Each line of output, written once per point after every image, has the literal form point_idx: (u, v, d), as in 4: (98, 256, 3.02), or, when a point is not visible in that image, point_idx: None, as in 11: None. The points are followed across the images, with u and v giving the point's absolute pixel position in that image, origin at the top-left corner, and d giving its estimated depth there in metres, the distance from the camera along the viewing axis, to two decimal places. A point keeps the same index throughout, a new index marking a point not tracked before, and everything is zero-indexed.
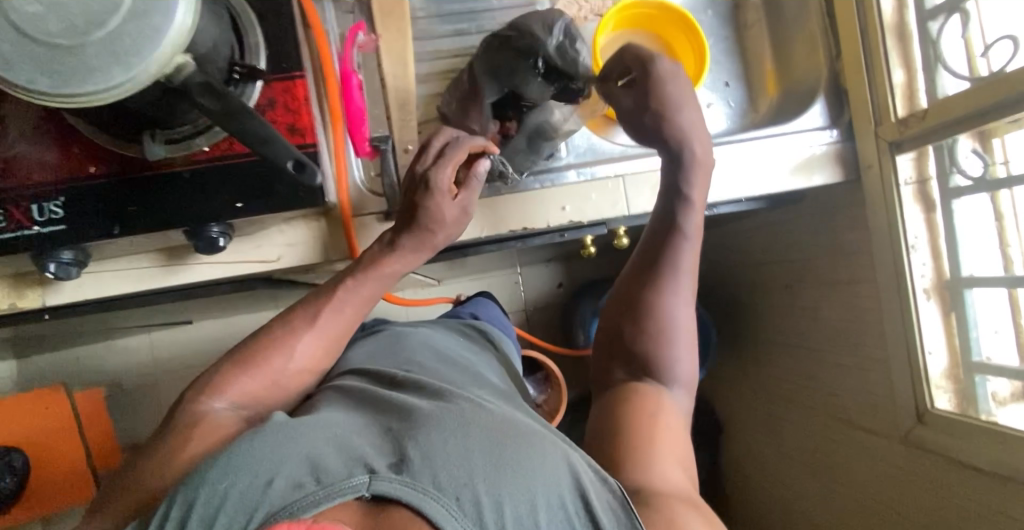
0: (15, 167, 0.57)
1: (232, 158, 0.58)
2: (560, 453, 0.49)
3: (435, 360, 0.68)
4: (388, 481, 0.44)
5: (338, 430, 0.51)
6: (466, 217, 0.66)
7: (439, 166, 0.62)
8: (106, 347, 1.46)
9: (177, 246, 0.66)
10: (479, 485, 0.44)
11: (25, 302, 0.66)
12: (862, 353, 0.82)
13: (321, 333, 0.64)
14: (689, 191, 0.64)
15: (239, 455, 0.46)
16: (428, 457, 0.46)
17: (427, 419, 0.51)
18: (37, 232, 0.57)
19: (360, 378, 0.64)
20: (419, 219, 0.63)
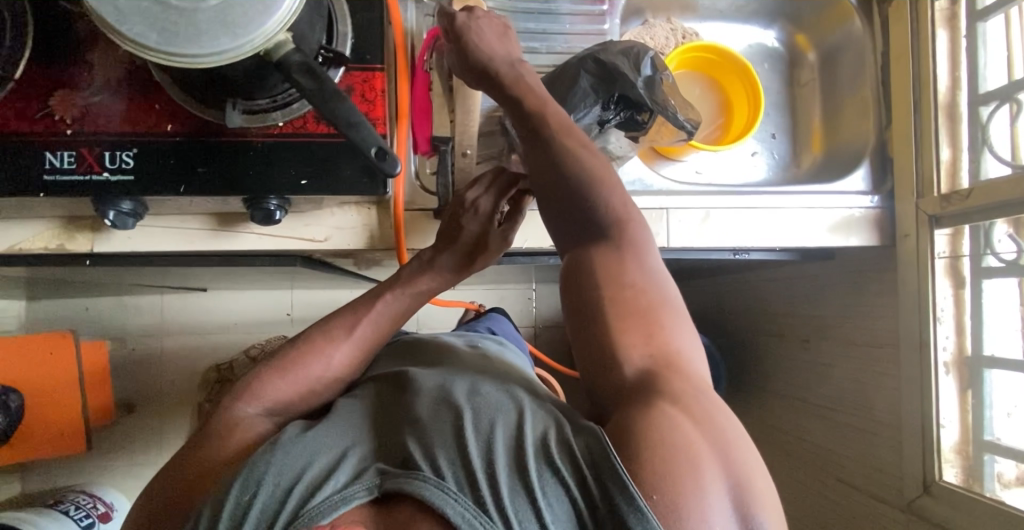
0: (94, 115, 0.59)
1: (305, 137, 0.60)
2: (559, 428, 0.47)
3: (448, 358, 0.67)
4: (397, 478, 0.44)
5: (348, 435, 0.51)
6: (506, 244, 0.68)
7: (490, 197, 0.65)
8: (118, 303, 1.48)
9: (230, 213, 0.68)
10: (475, 466, 0.43)
11: (74, 245, 0.67)
12: (872, 416, 0.83)
13: (360, 343, 0.64)
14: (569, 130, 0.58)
15: (257, 465, 0.46)
16: (428, 445, 0.45)
17: (426, 413, 0.50)
18: (104, 179, 0.59)
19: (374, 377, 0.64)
20: (462, 241, 0.66)
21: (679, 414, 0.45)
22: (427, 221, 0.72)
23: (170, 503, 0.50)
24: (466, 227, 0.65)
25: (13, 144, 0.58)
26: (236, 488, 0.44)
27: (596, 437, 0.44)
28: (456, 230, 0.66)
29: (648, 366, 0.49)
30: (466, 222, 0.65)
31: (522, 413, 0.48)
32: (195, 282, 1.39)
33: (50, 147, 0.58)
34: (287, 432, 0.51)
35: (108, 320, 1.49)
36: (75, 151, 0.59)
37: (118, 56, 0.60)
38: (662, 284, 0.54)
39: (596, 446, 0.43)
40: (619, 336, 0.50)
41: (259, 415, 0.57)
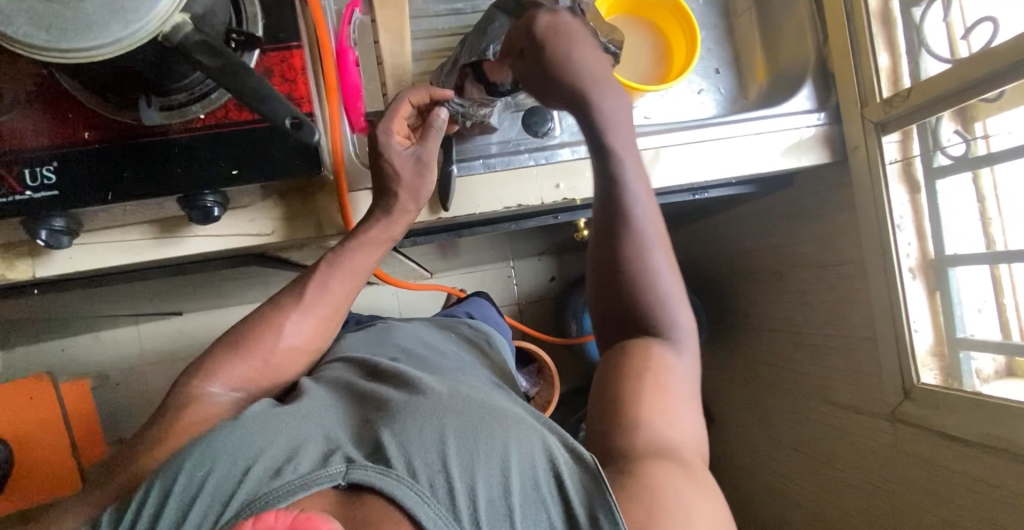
0: (5, 134, 0.56)
1: (229, 126, 0.59)
2: (536, 434, 0.49)
3: (422, 349, 0.67)
4: (365, 469, 0.45)
5: (315, 421, 0.51)
6: (426, 167, 0.64)
7: (387, 121, 0.63)
8: (94, 339, 1.46)
9: (171, 218, 0.66)
10: (453, 467, 0.45)
11: (14, 273, 0.65)
12: (849, 334, 0.84)
13: (313, 314, 0.64)
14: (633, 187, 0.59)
15: (215, 444, 0.47)
16: (403, 443, 0.47)
17: (404, 408, 0.51)
18: (29, 197, 0.57)
19: (341, 368, 0.65)
20: (377, 181, 0.64)
21: (681, 473, 0.47)
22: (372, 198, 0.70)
23: (124, 471, 0.52)
24: (379, 162, 0.63)
25: None
26: (190, 462, 0.45)
27: (592, 467, 0.46)
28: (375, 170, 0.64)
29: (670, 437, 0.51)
30: (376, 158, 0.63)
31: (507, 414, 0.50)
32: (168, 306, 1.37)
33: None
34: (251, 410, 0.51)
35: (89, 357, 1.47)
36: None
37: (26, 67, 0.57)
38: (686, 372, 0.57)
39: (590, 479, 0.46)
40: (648, 402, 0.52)
41: (220, 392, 0.58)
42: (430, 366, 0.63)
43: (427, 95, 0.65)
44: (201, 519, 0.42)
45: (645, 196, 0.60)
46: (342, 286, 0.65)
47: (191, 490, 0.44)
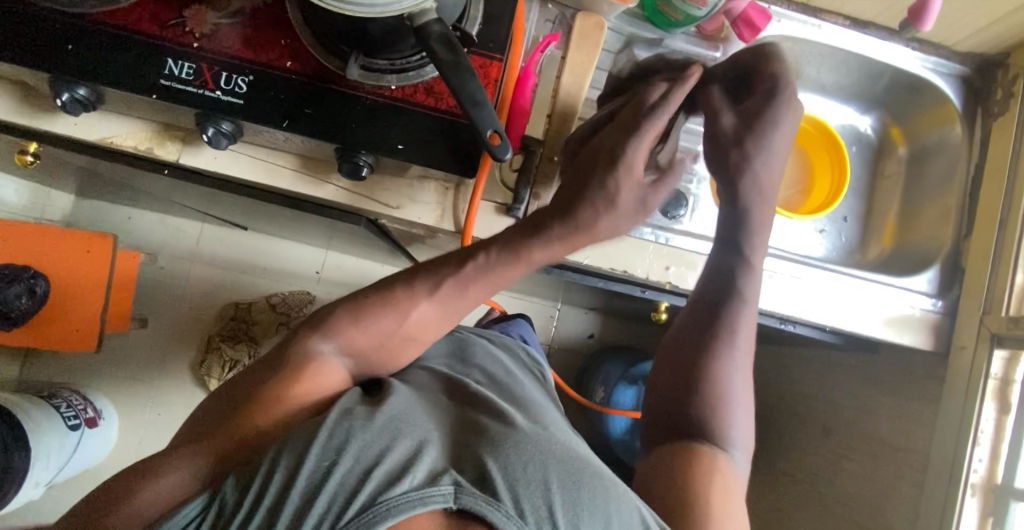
0: (219, 36, 0.60)
1: (412, 106, 0.62)
2: (633, 501, 0.49)
3: (501, 378, 0.68)
4: (474, 497, 0.44)
5: (417, 425, 0.51)
6: (641, 210, 0.63)
7: (641, 143, 0.60)
8: (161, 220, 1.52)
9: (320, 162, 0.70)
10: (560, 515, 0.45)
11: (162, 151, 0.69)
12: (881, 520, 0.82)
13: (444, 304, 0.61)
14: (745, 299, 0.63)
15: (338, 436, 0.47)
16: (508, 475, 0.46)
17: (506, 439, 0.50)
18: (216, 96, 0.60)
19: (428, 373, 0.66)
20: (587, 195, 0.60)
21: None
22: (495, 214, 0.74)
23: (228, 426, 0.52)
24: (608, 176, 0.60)
25: (137, 42, 0.59)
26: (316, 452, 0.45)
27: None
28: (592, 183, 0.60)
29: None
30: (609, 170, 0.60)
31: (606, 478, 0.50)
32: (241, 219, 1.41)
33: (171, 54, 0.60)
34: (347, 406, 0.51)
35: (148, 234, 1.53)
36: (194, 64, 0.60)
37: None
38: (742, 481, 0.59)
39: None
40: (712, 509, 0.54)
41: (331, 353, 0.57)
42: (511, 398, 0.63)
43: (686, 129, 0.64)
44: (322, 515, 0.42)
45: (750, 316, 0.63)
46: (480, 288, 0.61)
47: (321, 475, 0.44)
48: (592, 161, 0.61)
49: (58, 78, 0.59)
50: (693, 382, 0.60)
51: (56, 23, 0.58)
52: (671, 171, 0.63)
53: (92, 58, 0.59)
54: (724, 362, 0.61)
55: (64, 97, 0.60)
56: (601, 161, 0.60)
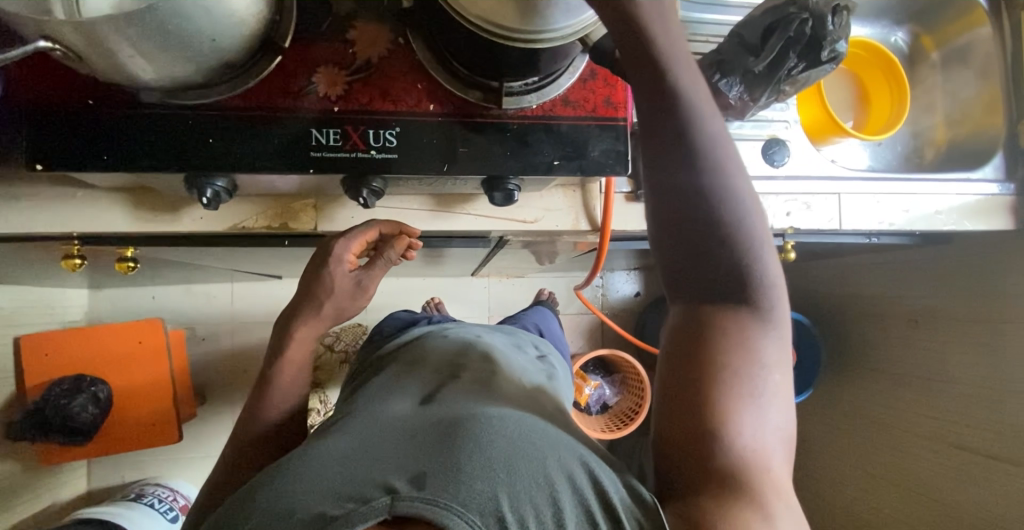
0: (355, 94, 0.59)
1: (557, 119, 0.62)
2: (574, 452, 0.54)
3: (462, 366, 0.73)
4: (410, 502, 0.47)
5: (347, 452, 0.55)
6: (361, 292, 0.70)
7: (348, 241, 0.66)
8: (184, 292, 1.44)
9: (455, 195, 0.70)
10: (504, 501, 0.48)
11: (297, 224, 0.67)
12: (995, 386, 0.94)
13: (289, 375, 0.71)
14: (708, 143, 0.44)
15: (270, 493, 0.52)
16: (447, 475, 0.49)
17: (444, 443, 0.54)
18: (370, 156, 0.59)
19: (405, 385, 0.70)
20: (313, 288, 0.69)
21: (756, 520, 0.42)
22: (624, 203, 0.75)
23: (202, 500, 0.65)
24: (322, 270, 0.67)
25: (277, 119, 0.58)
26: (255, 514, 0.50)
27: (651, 507, 0.49)
28: (316, 281, 0.68)
29: (744, 460, 0.43)
30: (322, 265, 0.67)
31: (546, 452, 0.53)
32: (280, 270, 1.35)
33: (313, 123, 0.58)
34: (293, 453, 0.57)
35: (177, 307, 1.43)
36: (340, 128, 0.59)
37: (378, 35, 0.60)
38: (767, 359, 0.46)
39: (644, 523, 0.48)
40: (721, 421, 0.44)
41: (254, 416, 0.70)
42: (464, 389, 0.66)
43: (399, 230, 0.68)
44: None
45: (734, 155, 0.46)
46: (297, 351, 0.71)
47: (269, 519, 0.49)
48: (314, 260, 0.68)
49: (201, 172, 0.56)
50: (684, 263, 0.46)
51: (189, 120, 0.56)
52: (380, 259, 0.69)
53: (234, 145, 0.57)
54: (708, 226, 0.45)
55: (207, 192, 0.58)
56: (319, 257, 0.67)
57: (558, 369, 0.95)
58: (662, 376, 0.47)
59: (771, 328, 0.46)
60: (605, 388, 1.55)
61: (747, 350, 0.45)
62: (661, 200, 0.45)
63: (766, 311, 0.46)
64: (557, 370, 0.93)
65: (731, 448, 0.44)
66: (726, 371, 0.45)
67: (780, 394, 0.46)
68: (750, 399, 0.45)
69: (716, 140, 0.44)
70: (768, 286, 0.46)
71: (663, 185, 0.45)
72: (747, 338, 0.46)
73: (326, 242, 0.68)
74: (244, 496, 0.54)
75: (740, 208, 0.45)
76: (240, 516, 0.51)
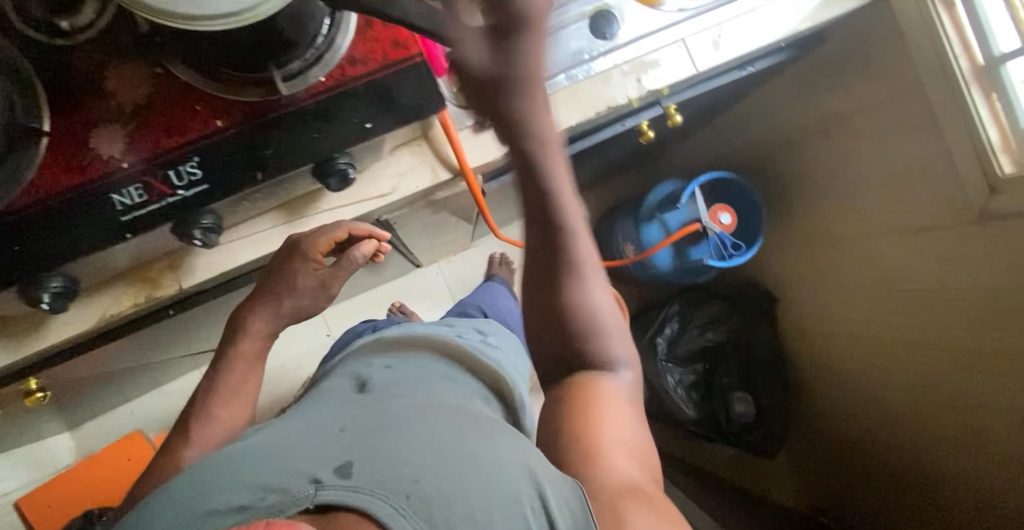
0: (137, 142, 0.56)
1: (350, 83, 0.59)
2: (517, 455, 0.55)
3: (409, 359, 0.76)
4: (334, 490, 0.47)
5: (281, 445, 0.55)
6: (322, 290, 0.75)
7: (315, 239, 0.67)
8: (158, 396, 1.44)
9: (303, 196, 0.68)
10: (430, 487, 0.48)
11: (161, 291, 0.65)
12: (917, 158, 0.93)
13: (232, 394, 0.77)
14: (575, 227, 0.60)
15: (193, 491, 0.52)
16: (375, 465, 0.49)
17: (381, 435, 0.54)
18: (182, 196, 0.57)
19: (345, 381, 0.73)
20: (274, 280, 0.71)
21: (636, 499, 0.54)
22: (472, 136, 0.72)
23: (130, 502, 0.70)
24: (290, 265, 0.68)
25: (71, 199, 0.55)
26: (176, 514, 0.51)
27: (577, 497, 0.52)
28: (279, 274, 0.69)
29: (623, 460, 0.57)
30: (290, 260, 0.67)
31: (487, 455, 0.54)
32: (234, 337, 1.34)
33: (110, 187, 0.55)
34: (225, 453, 0.58)
35: (159, 412, 1.43)
36: (138, 181, 0.56)
37: (136, 75, 0.57)
38: (624, 389, 0.65)
39: (575, 502, 0.51)
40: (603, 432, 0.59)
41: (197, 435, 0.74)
42: (411, 384, 0.68)
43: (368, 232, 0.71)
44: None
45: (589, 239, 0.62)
46: (242, 363, 0.77)
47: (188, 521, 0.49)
48: (276, 253, 0.68)
49: (33, 278, 0.56)
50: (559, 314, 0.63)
51: None
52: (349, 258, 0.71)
53: (43, 242, 0.55)
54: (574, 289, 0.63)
55: (46, 299, 0.58)
56: (283, 252, 0.67)
57: (503, 338, 0.99)
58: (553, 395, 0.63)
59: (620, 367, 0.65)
60: None
61: (609, 381, 0.64)
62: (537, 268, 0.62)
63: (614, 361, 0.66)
64: (505, 341, 0.97)
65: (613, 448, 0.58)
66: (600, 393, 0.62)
67: (637, 410, 0.64)
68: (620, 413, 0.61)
69: (573, 224, 0.60)
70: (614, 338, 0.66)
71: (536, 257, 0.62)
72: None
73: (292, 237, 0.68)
74: (172, 489, 0.55)
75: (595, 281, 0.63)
76: (164, 508, 0.52)
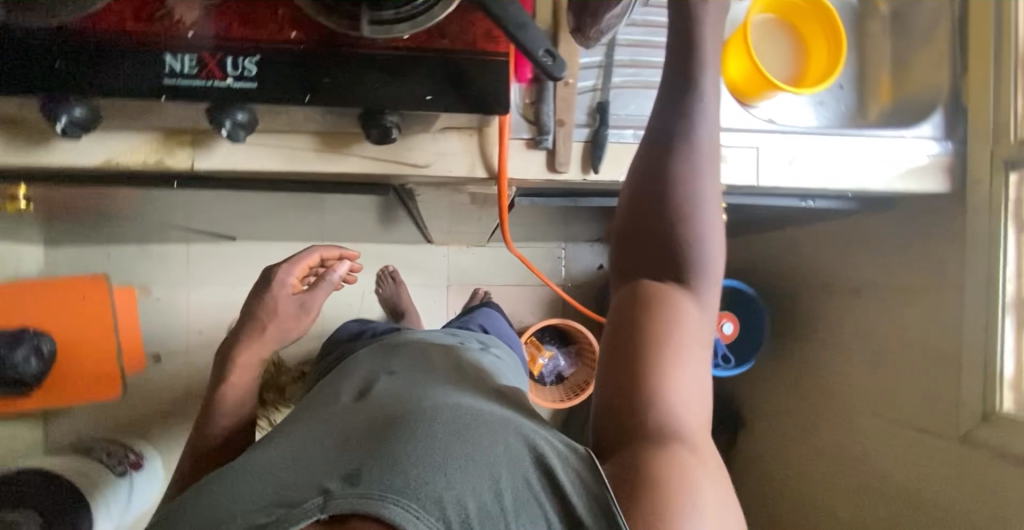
0: (211, 20, 0.56)
1: (429, 51, 0.59)
2: (510, 428, 0.52)
3: (422, 359, 0.73)
4: (345, 498, 0.45)
5: (292, 454, 0.54)
6: (305, 309, 0.89)
7: (290, 266, 0.90)
8: (140, 252, 1.45)
9: (339, 132, 0.67)
10: (442, 491, 0.46)
11: (173, 161, 0.66)
12: (929, 356, 0.91)
13: (235, 393, 0.82)
14: (698, 129, 0.52)
15: (206, 501, 0.51)
16: (382, 467, 0.47)
17: (394, 429, 0.52)
18: (228, 85, 0.57)
19: (342, 387, 0.69)
20: (258, 312, 0.87)
21: (681, 461, 0.47)
22: (523, 150, 0.72)
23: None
24: (268, 294, 0.87)
25: (128, 44, 0.55)
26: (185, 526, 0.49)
27: (587, 459, 0.49)
28: (263, 300, 0.87)
29: (667, 419, 0.48)
30: (269, 290, 0.87)
31: (493, 439, 0.50)
32: (229, 230, 1.34)
33: (168, 49, 0.56)
34: (236, 463, 0.56)
35: (133, 266, 1.45)
36: (196, 55, 0.56)
37: None
38: (702, 337, 0.51)
39: (584, 471, 0.48)
40: (656, 376, 0.49)
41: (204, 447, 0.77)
42: (411, 382, 0.65)
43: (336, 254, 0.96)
44: None
45: (710, 151, 0.52)
46: (243, 374, 0.83)
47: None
48: (255, 288, 0.90)
49: (56, 99, 0.56)
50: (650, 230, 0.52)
51: (34, 42, 0.54)
52: (322, 281, 0.91)
53: (83, 70, 0.55)
54: (677, 200, 0.51)
55: (61, 120, 0.58)
56: (260, 284, 0.89)
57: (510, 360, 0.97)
58: (614, 324, 0.52)
59: (705, 312, 0.52)
60: (560, 358, 1.53)
61: (685, 322, 0.50)
62: (641, 168, 0.53)
63: (702, 306, 0.52)
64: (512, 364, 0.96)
65: (659, 398, 0.49)
66: (673, 328, 0.50)
67: (704, 368, 0.51)
68: (689, 364, 0.50)
69: (700, 123, 0.52)
70: (710, 281, 0.52)
71: (647, 153, 0.52)
72: (694, 316, 0.51)
73: (271, 273, 0.90)
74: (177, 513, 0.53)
75: (708, 201, 0.51)
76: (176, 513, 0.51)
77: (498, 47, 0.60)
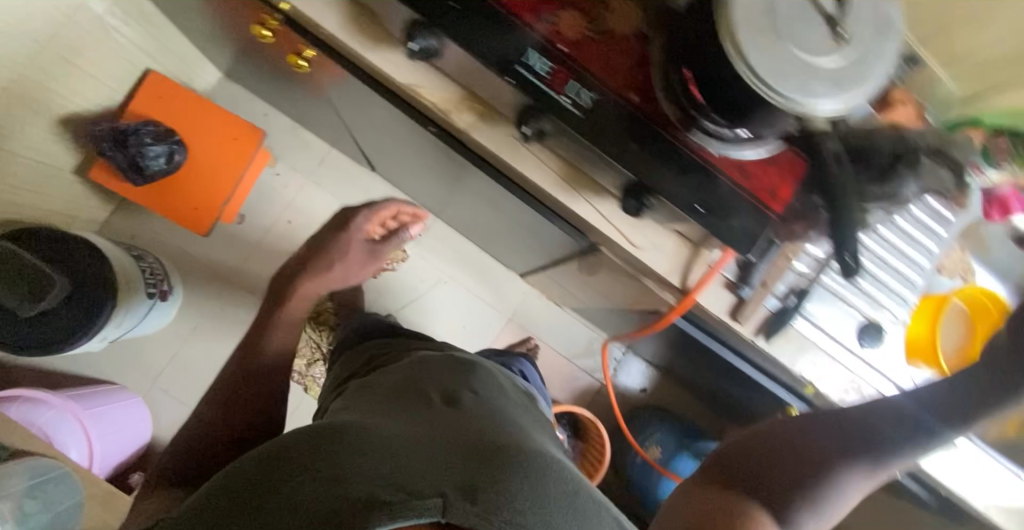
0: (580, 46, 0.64)
1: (720, 174, 0.65)
2: (605, 515, 0.56)
3: (495, 388, 0.76)
4: (465, 512, 0.47)
5: (396, 443, 0.55)
6: (374, 258, 0.94)
7: (368, 217, 0.93)
8: (291, 129, 1.52)
9: (591, 180, 0.74)
10: None
11: (454, 118, 0.73)
12: None
13: (280, 335, 0.84)
14: (917, 437, 0.53)
15: (315, 466, 0.52)
16: (500, 496, 0.50)
17: (505, 461, 0.55)
18: (560, 101, 0.63)
19: (419, 384, 0.71)
20: (329, 251, 0.91)
21: None
22: (716, 285, 0.77)
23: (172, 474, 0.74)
24: (343, 234, 0.92)
25: (511, 25, 0.63)
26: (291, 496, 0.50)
27: None
28: (339, 244, 0.92)
29: None
30: (345, 231, 0.92)
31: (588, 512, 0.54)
32: (381, 163, 1.41)
33: (536, 47, 0.63)
34: (337, 431, 0.57)
35: (278, 136, 1.52)
36: (553, 64, 0.63)
37: (628, 15, 0.65)
38: None
39: None
40: None
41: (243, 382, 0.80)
42: (495, 411, 0.68)
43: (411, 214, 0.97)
44: None
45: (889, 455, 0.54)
46: (292, 313, 0.86)
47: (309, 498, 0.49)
48: (334, 225, 0.94)
49: (428, 27, 0.64)
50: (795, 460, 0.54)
51: None
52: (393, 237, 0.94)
53: (467, 22, 0.63)
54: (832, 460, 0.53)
55: (416, 44, 0.65)
56: (340, 223, 0.94)
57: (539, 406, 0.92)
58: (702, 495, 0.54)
59: None
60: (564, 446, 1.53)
61: None
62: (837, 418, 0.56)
63: None
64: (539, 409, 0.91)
65: None
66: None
67: None
68: None
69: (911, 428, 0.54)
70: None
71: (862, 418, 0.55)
72: None
73: (349, 217, 0.94)
74: (274, 480, 0.53)
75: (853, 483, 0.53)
76: (283, 474, 0.52)
77: (771, 205, 0.66)
